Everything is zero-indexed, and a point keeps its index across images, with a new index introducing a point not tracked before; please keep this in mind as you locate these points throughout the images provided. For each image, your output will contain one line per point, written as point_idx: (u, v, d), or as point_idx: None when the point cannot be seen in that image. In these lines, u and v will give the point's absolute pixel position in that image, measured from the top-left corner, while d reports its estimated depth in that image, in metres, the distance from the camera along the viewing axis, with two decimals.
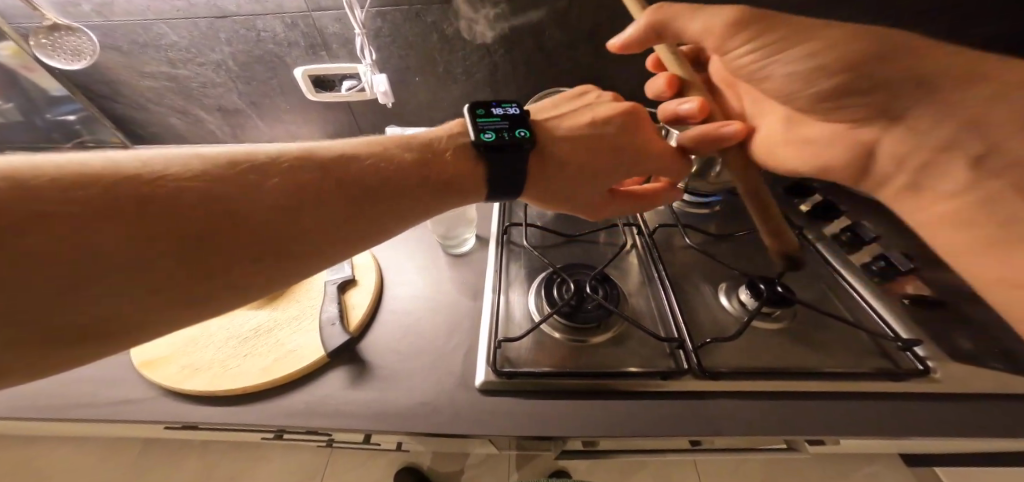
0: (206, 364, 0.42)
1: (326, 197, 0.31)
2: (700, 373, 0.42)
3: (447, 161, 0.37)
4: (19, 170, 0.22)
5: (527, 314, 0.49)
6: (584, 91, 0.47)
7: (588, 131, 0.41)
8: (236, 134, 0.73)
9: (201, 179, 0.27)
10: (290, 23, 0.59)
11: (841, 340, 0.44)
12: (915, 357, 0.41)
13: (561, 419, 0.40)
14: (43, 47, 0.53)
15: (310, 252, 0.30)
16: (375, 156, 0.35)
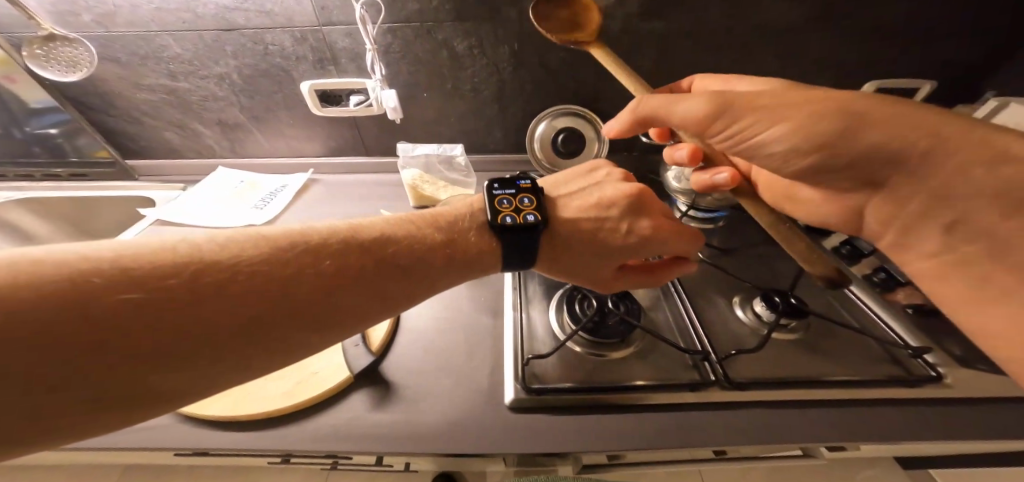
0: (225, 387, 0.41)
1: (368, 278, 0.33)
2: (728, 385, 0.42)
3: (473, 239, 0.40)
4: (94, 254, 0.24)
5: (550, 332, 0.50)
6: (594, 168, 0.50)
7: (595, 214, 0.44)
8: (234, 148, 0.71)
9: (253, 260, 0.29)
10: (299, 37, 0.58)
11: (854, 349, 0.46)
12: (926, 364, 0.43)
13: (595, 434, 0.40)
14: (38, 57, 0.53)
15: (337, 327, 0.31)
16: (409, 236, 0.37)
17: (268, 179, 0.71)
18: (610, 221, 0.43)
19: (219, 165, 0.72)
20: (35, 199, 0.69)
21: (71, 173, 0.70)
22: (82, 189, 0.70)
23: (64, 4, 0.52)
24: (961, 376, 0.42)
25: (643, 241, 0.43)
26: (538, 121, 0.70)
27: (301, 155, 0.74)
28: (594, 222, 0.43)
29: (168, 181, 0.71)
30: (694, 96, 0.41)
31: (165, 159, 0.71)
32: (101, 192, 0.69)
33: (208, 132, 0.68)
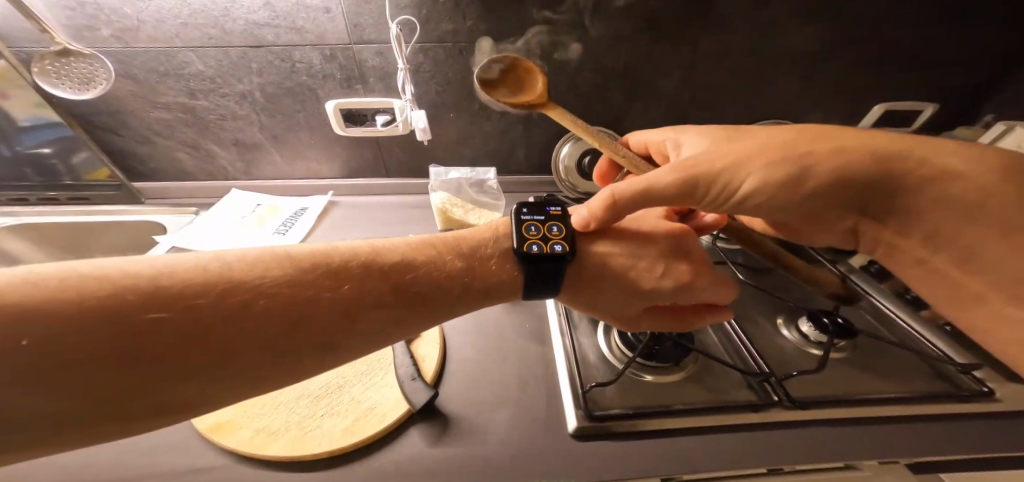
0: (282, 425, 0.39)
1: (384, 305, 0.33)
2: (792, 405, 0.41)
3: (492, 267, 0.39)
4: (138, 273, 0.25)
5: (601, 357, 0.48)
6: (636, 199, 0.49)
7: (631, 248, 0.42)
8: (250, 169, 0.69)
9: (280, 284, 0.30)
10: (329, 55, 0.57)
11: (902, 365, 0.47)
12: (975, 380, 0.44)
13: (664, 461, 0.38)
14: (49, 73, 0.50)
15: (350, 351, 0.31)
16: (428, 262, 0.37)
17: (288, 202, 0.69)
18: (644, 262, 0.41)
19: (234, 187, 0.70)
20: (27, 224, 0.64)
21: (70, 197, 0.66)
22: (81, 212, 0.66)
23: (83, 19, 0.50)
24: (1011, 391, 0.43)
25: (678, 286, 0.41)
26: (564, 142, 0.70)
27: (319, 177, 0.72)
28: (626, 261, 0.41)
29: (177, 203, 0.68)
30: (660, 170, 0.37)
31: (175, 180, 0.69)
32: (105, 215, 0.65)
33: (223, 153, 0.66)
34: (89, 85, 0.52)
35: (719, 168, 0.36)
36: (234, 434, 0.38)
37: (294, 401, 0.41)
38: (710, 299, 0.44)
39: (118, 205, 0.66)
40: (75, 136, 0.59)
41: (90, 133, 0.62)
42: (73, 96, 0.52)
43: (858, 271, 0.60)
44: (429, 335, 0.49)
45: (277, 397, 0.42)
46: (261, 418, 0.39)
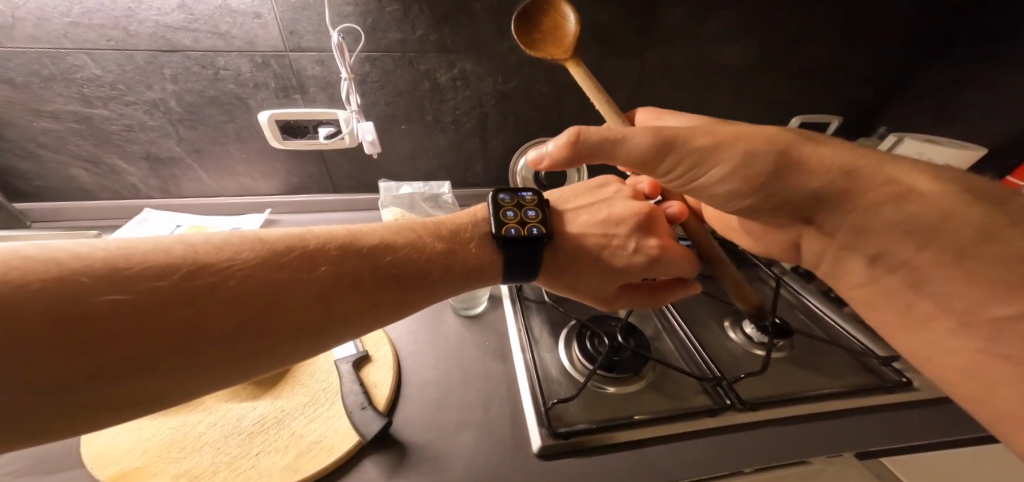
0: (207, 468, 0.34)
1: (362, 288, 0.32)
2: (744, 407, 0.43)
3: (475, 249, 0.39)
4: (85, 255, 0.23)
5: (566, 372, 0.48)
6: (600, 181, 0.48)
7: (601, 229, 0.43)
8: (170, 186, 0.61)
9: (256, 265, 0.28)
10: (261, 62, 0.52)
11: (833, 361, 0.51)
12: (894, 370, 0.49)
13: (627, 477, 0.38)
14: None
15: (331, 334, 0.30)
16: (411, 242, 0.36)
17: (216, 221, 0.62)
18: (618, 240, 0.42)
19: (148, 207, 0.61)
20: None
21: None
22: None
23: None
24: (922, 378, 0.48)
25: (648, 261, 0.42)
26: (521, 154, 0.71)
27: (253, 193, 0.65)
28: (599, 240, 0.42)
29: (75, 225, 0.59)
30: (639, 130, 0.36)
31: (69, 200, 0.59)
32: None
33: (132, 169, 0.58)
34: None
35: (699, 145, 0.35)
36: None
37: (221, 439, 0.36)
38: (677, 273, 0.44)
39: None
40: None
41: None
42: None
43: (789, 271, 0.65)
44: (381, 358, 0.45)
45: (200, 437, 0.36)
46: (178, 463, 0.34)
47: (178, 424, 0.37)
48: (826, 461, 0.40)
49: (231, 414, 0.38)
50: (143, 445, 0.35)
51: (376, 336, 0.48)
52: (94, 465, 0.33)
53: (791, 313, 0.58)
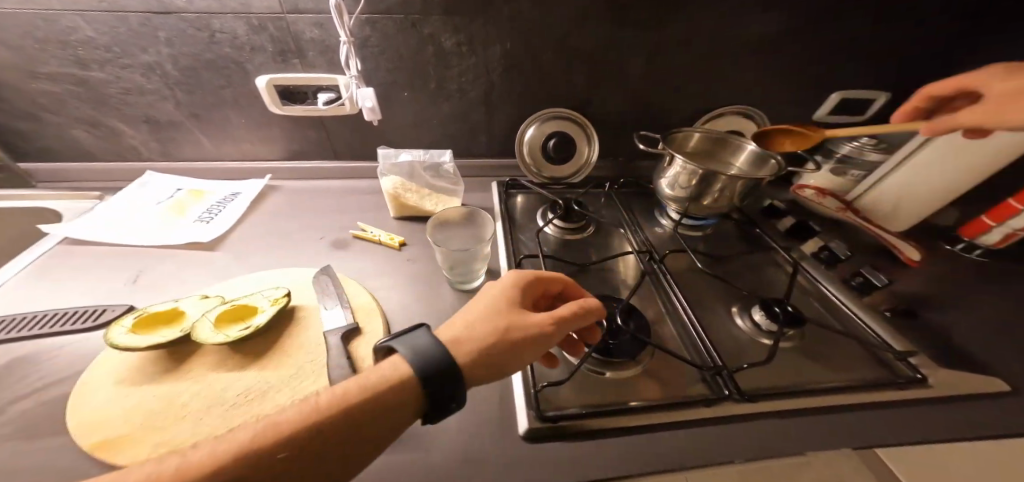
0: (187, 439, 0.29)
1: (366, 424, 0.27)
2: (740, 399, 0.41)
3: (477, 347, 0.31)
4: None
5: (559, 352, 0.46)
6: (475, 312, 0.33)
7: (542, 342, 0.33)
8: (167, 151, 0.60)
9: (224, 463, 0.23)
10: (258, 24, 0.50)
11: (843, 353, 0.47)
12: (909, 366, 0.45)
13: (611, 464, 0.36)
14: None
15: (354, 455, 0.26)
16: (398, 368, 0.29)
17: (215, 186, 0.60)
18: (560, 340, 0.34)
19: (146, 169, 0.60)
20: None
21: None
22: None
23: None
24: (942, 374, 0.44)
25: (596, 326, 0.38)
26: (526, 125, 0.70)
27: (254, 159, 0.64)
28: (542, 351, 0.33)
29: (75, 188, 0.58)
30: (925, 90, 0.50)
31: (72, 161, 0.58)
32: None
33: (131, 133, 0.57)
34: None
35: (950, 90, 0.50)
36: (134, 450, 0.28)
37: (204, 407, 0.31)
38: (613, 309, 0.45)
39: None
40: None
41: None
42: None
43: (809, 256, 0.61)
44: (372, 331, 0.41)
45: (187, 405, 0.31)
46: (167, 432, 0.29)
47: (161, 388, 0.32)
48: (818, 454, 0.39)
49: (218, 380, 0.33)
50: (125, 411, 0.31)
51: (368, 309, 0.43)
52: (71, 427, 0.29)
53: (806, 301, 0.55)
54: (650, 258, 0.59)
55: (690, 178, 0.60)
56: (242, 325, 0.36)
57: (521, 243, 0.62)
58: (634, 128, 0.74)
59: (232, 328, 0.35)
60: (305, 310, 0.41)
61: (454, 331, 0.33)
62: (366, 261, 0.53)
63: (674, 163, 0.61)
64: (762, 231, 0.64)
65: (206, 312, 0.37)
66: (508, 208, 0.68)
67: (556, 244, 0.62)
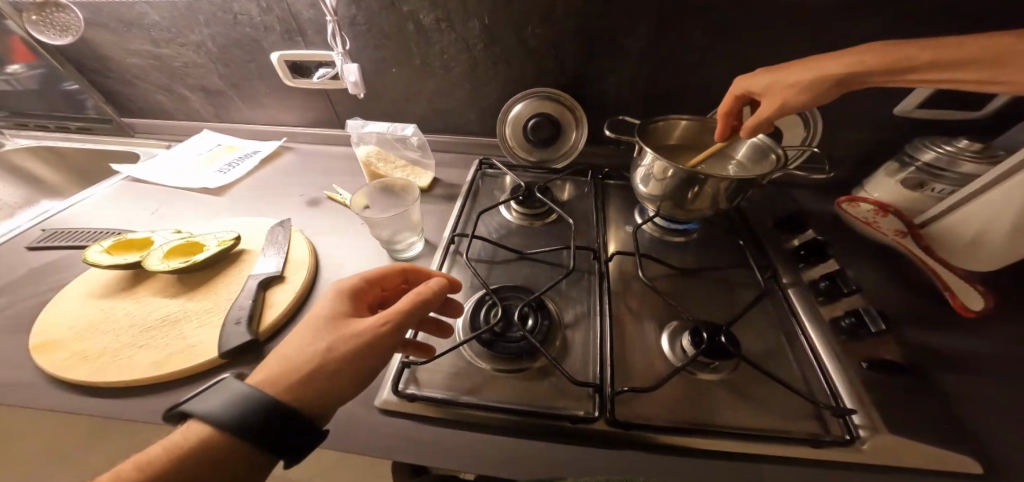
0: (99, 350, 0.40)
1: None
2: (610, 421, 0.38)
3: (322, 365, 0.31)
4: None
5: (452, 334, 0.47)
6: (299, 356, 0.31)
7: (375, 343, 0.32)
8: (220, 113, 0.76)
9: None
10: (265, 6, 0.58)
11: (773, 399, 0.42)
12: (847, 424, 0.39)
13: (446, 451, 0.37)
14: (34, 22, 0.59)
15: None
16: (207, 425, 0.28)
17: (245, 144, 0.76)
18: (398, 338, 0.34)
19: (206, 128, 0.78)
20: (48, 147, 0.78)
21: (82, 129, 0.79)
22: (89, 142, 0.79)
23: None
24: (884, 444, 0.37)
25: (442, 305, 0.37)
26: (515, 101, 0.65)
27: (279, 123, 0.77)
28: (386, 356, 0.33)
29: (162, 139, 0.79)
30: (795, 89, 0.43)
31: (159, 118, 0.79)
32: (104, 147, 0.78)
33: (194, 97, 0.73)
34: (67, 33, 0.61)
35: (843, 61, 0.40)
36: (62, 350, 0.41)
37: (125, 329, 0.43)
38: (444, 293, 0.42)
39: (115, 137, 0.78)
40: (77, 81, 0.71)
41: (86, 75, 0.72)
42: (53, 41, 0.61)
43: (805, 284, 0.52)
44: (291, 282, 0.48)
45: (112, 322, 0.44)
46: (84, 342, 0.41)
47: (104, 311, 0.45)
48: None
49: (145, 309, 0.46)
50: (75, 320, 0.44)
51: (299, 262, 0.51)
52: (36, 332, 0.42)
53: (765, 335, 0.48)
54: (598, 258, 0.54)
55: (665, 170, 0.50)
56: (183, 259, 0.49)
57: (469, 221, 0.61)
58: (632, 114, 0.66)
59: (174, 261, 0.48)
60: (249, 254, 0.53)
61: (281, 360, 0.31)
62: (337, 218, 0.62)
63: (650, 150, 0.51)
64: (744, 244, 0.58)
65: (164, 245, 0.51)
66: (477, 185, 0.69)
67: (508, 231, 0.60)
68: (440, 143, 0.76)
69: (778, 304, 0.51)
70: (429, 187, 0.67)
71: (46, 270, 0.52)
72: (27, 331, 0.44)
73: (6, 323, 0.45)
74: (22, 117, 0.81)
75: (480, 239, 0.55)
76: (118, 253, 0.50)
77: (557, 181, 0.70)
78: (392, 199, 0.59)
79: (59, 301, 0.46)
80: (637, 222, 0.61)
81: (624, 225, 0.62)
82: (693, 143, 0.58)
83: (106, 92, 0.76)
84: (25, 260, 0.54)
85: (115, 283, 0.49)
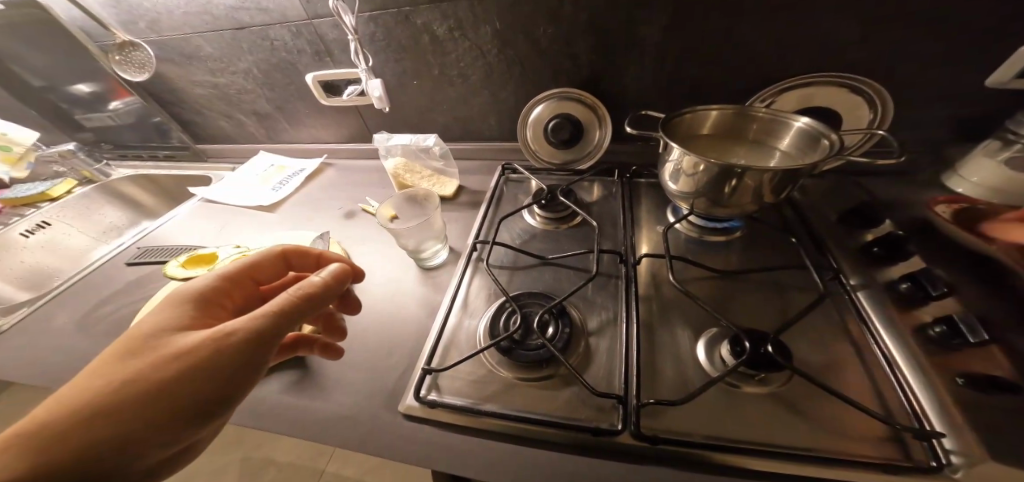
0: None
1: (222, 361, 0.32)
2: (634, 434, 0.36)
3: (226, 346, 0.32)
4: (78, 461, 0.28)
5: (473, 341, 0.47)
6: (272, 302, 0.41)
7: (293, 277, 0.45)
8: (272, 135, 0.84)
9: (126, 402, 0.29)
10: (296, 31, 0.63)
11: (834, 416, 0.37)
12: (932, 449, 0.33)
13: (469, 460, 0.37)
14: (120, 62, 0.72)
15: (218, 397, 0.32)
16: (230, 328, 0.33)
17: (293, 162, 0.83)
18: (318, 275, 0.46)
19: (261, 149, 0.87)
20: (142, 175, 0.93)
21: (166, 156, 0.92)
22: (172, 168, 0.92)
23: (127, 16, 0.66)
24: (987, 474, 0.31)
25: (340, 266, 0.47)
26: (536, 102, 0.65)
27: (320, 141, 0.83)
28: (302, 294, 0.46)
29: (227, 162, 0.89)
30: None
31: (224, 143, 0.89)
32: (184, 172, 0.89)
33: (249, 121, 0.82)
34: (144, 69, 0.73)
35: None
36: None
37: None
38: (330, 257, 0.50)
39: (191, 162, 0.90)
40: (159, 113, 0.83)
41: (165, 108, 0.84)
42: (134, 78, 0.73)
43: (877, 286, 0.45)
44: None
45: None
46: None
47: None
48: None
49: None
50: None
51: None
52: None
53: (827, 344, 0.42)
54: (624, 261, 0.52)
55: (695, 165, 0.45)
56: None
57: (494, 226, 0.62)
58: (659, 107, 0.62)
59: None
60: None
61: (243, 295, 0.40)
62: (367, 228, 0.66)
63: (676, 145, 0.47)
64: (796, 241, 0.52)
65: (225, 258, 0.57)
66: (501, 190, 0.69)
67: (531, 235, 0.60)
68: (465, 149, 0.77)
69: (841, 309, 0.45)
70: (453, 196, 0.69)
71: (140, 283, 0.61)
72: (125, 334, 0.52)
73: (105, 329, 0.54)
74: (122, 148, 0.95)
75: (501, 245, 0.54)
76: (192, 268, 0.57)
77: (582, 182, 0.68)
78: (417, 209, 0.61)
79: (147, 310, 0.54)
80: (670, 221, 0.57)
81: (655, 225, 0.58)
82: (734, 131, 0.52)
83: (183, 123, 0.87)
84: (127, 273, 0.64)
85: None
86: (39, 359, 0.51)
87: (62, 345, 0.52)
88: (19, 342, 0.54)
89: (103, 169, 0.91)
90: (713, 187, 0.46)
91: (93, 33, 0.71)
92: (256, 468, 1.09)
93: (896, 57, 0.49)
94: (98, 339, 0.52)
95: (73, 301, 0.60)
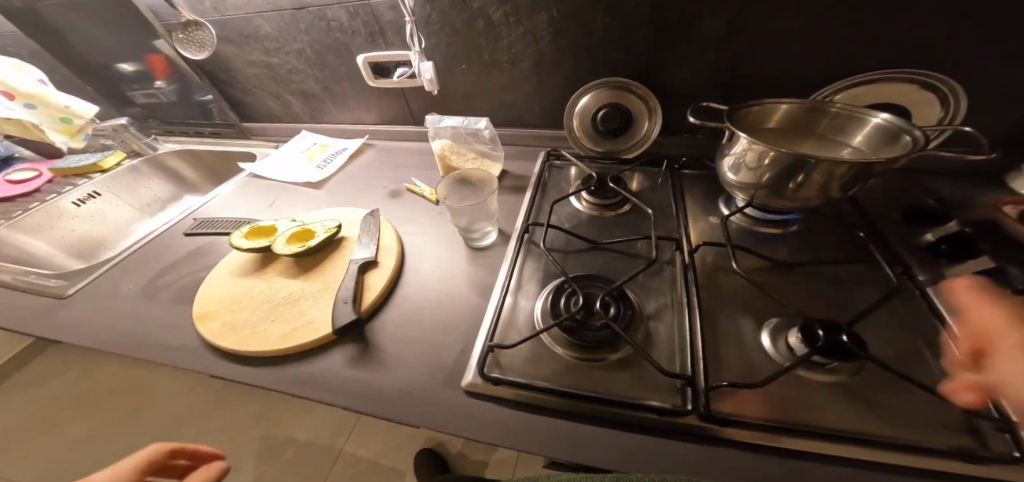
0: (242, 324, 0.48)
1: None
2: (705, 416, 0.36)
3: None
4: None
5: (532, 321, 0.47)
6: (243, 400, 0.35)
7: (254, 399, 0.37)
8: (315, 116, 0.85)
9: None
10: (353, 12, 0.64)
11: (907, 407, 0.36)
12: (1014, 441, 0.33)
13: (537, 435, 0.38)
14: (183, 40, 0.73)
15: None
16: None
17: (336, 142, 0.84)
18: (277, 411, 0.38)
19: (303, 128, 0.88)
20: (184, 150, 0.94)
21: (211, 132, 0.93)
22: (215, 145, 0.93)
23: None
24: None
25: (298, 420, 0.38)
26: (583, 92, 0.65)
27: (362, 123, 0.84)
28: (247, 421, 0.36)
29: (266, 140, 0.91)
30: None
31: (267, 122, 0.90)
32: (226, 148, 0.91)
33: (295, 100, 0.83)
34: (204, 48, 0.74)
35: None
36: (212, 321, 0.49)
37: (263, 305, 0.50)
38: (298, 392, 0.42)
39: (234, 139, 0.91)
40: (212, 92, 0.83)
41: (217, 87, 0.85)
42: (195, 57, 0.75)
43: (947, 284, 0.44)
44: (384, 266, 0.54)
45: (251, 299, 0.51)
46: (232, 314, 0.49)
47: (249, 287, 0.53)
48: None
49: (277, 287, 0.53)
50: (223, 293, 0.52)
51: (389, 249, 0.56)
52: (197, 302, 0.52)
53: (897, 339, 0.41)
54: (679, 249, 0.52)
55: (761, 158, 0.45)
56: (301, 244, 0.56)
57: (542, 211, 0.62)
58: (714, 98, 0.61)
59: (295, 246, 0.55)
60: (348, 241, 0.59)
61: None
62: (414, 208, 0.66)
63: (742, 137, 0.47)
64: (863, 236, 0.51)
65: (285, 231, 0.58)
66: (546, 176, 0.69)
67: (580, 219, 0.60)
68: (508, 135, 0.77)
69: (910, 303, 0.44)
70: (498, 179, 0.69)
71: (195, 253, 0.63)
72: (185, 301, 0.54)
73: (166, 295, 0.55)
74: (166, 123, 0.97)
75: (555, 229, 0.55)
76: (254, 238, 0.58)
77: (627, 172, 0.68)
78: (469, 190, 0.62)
79: (213, 276, 0.56)
80: (725, 212, 0.57)
81: (707, 216, 0.58)
82: (801, 122, 0.51)
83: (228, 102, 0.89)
84: (180, 243, 0.65)
85: (249, 264, 0.57)
86: (106, 321, 0.52)
87: (124, 309, 0.54)
88: (83, 305, 0.55)
89: (151, 143, 0.92)
90: (778, 180, 0.46)
91: (162, 13, 0.74)
92: (278, 443, 1.11)
93: (973, 55, 0.48)
94: (160, 306, 0.54)
95: (130, 267, 0.62)
